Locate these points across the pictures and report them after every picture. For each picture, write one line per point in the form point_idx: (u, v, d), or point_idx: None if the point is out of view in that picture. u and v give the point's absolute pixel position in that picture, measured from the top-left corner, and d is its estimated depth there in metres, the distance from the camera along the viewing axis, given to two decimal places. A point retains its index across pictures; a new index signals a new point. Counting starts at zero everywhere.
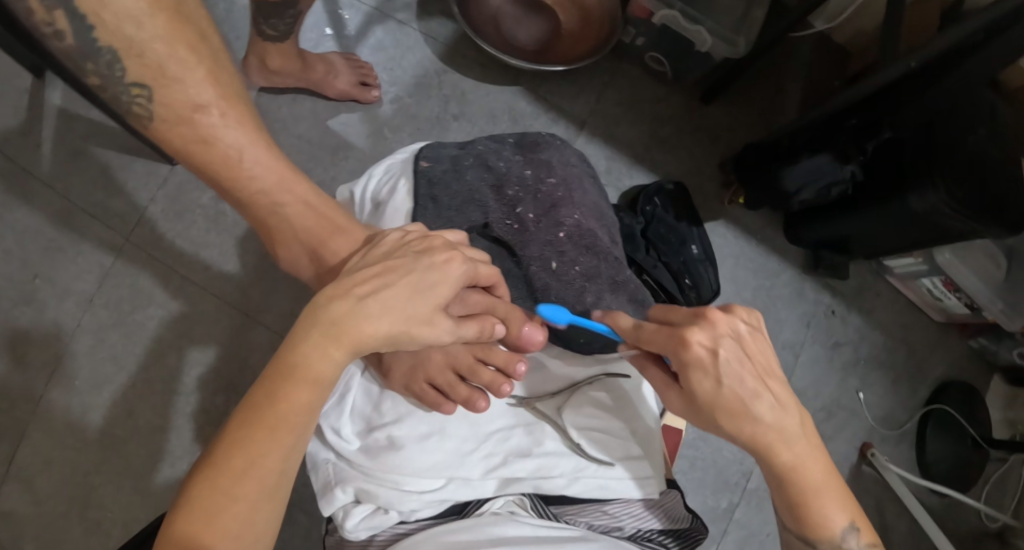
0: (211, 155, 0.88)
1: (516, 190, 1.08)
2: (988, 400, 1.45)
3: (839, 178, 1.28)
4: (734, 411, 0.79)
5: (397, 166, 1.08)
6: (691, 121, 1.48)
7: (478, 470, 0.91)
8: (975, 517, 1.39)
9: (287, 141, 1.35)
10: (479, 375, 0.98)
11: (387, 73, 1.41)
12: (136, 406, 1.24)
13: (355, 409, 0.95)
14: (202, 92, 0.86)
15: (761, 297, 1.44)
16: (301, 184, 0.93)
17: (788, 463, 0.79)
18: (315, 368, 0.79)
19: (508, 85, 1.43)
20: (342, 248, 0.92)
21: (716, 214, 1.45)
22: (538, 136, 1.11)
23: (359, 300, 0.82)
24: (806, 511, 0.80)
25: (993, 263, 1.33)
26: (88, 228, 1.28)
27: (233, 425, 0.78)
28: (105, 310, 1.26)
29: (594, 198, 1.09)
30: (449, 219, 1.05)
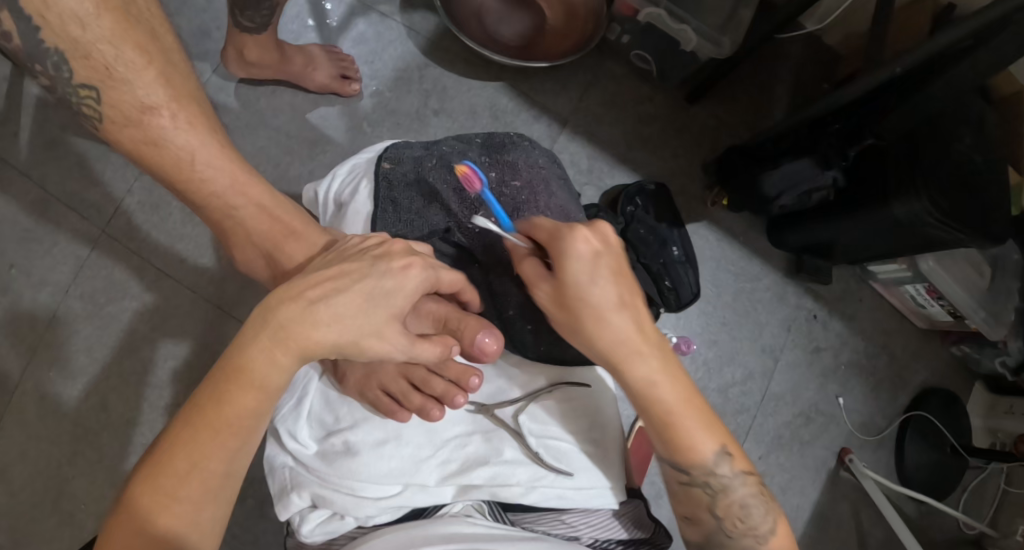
0: (161, 156, 0.91)
1: (479, 192, 1.09)
2: (968, 407, 1.44)
3: (820, 183, 1.27)
4: (591, 311, 0.86)
5: (360, 166, 1.13)
6: (676, 121, 1.46)
7: (434, 477, 0.93)
8: (951, 524, 1.38)
9: (265, 134, 1.34)
10: (433, 386, 0.97)
11: (368, 66, 1.39)
12: (110, 397, 1.23)
13: (312, 413, 0.97)
14: (152, 93, 0.89)
15: (742, 299, 1.43)
16: (256, 188, 0.96)
17: (641, 377, 0.86)
18: (260, 373, 0.83)
19: (490, 81, 1.42)
20: (297, 253, 0.98)
21: (699, 216, 1.44)
22: (505, 138, 1.14)
23: (310, 304, 0.85)
24: (672, 429, 0.86)
25: (977, 271, 1.32)
26: (63, 218, 1.27)
27: (179, 426, 0.81)
28: (80, 301, 1.25)
29: (561, 202, 1.09)
30: (408, 222, 1.07)
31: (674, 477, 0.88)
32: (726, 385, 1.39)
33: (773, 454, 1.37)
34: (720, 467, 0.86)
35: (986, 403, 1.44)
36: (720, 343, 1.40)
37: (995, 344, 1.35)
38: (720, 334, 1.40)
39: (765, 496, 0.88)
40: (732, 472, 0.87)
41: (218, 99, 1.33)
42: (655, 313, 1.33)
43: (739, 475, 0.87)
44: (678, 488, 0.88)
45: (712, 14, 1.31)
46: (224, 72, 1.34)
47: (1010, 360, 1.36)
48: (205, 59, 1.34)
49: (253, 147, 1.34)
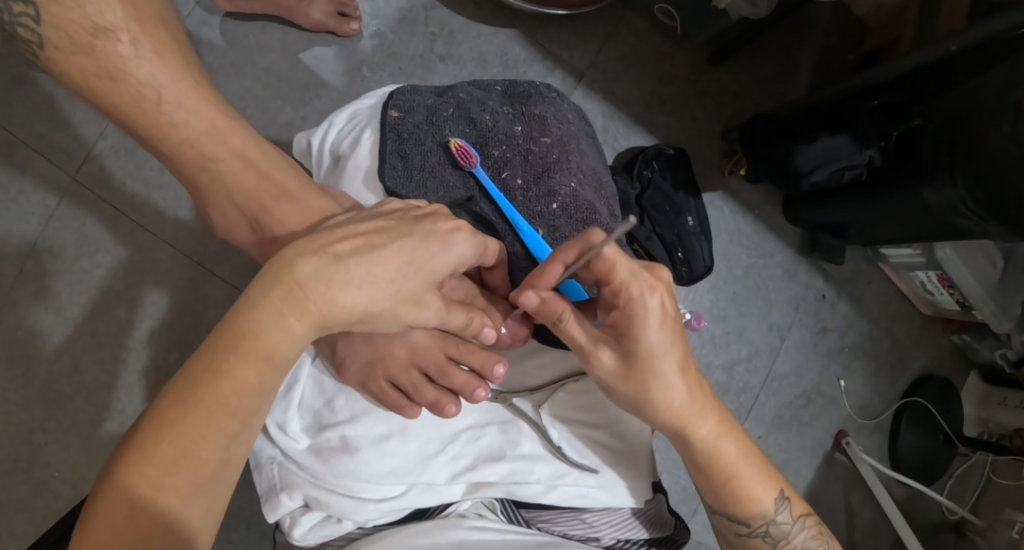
0: (121, 94, 0.74)
1: (502, 150, 0.94)
2: (963, 395, 1.42)
3: (856, 162, 1.18)
4: (663, 369, 0.76)
5: (362, 115, 0.94)
6: (696, 84, 1.37)
7: (444, 475, 0.83)
8: (936, 509, 1.39)
9: (253, 75, 1.21)
10: (451, 377, 0.88)
11: (367, 3, 1.26)
12: (82, 359, 1.14)
13: (304, 403, 0.87)
14: (108, 11, 0.71)
15: (752, 276, 1.38)
16: (237, 135, 0.80)
17: (705, 437, 0.79)
18: (268, 344, 0.70)
19: (502, 27, 1.30)
20: (290, 217, 0.82)
21: (715, 186, 1.37)
22: (529, 87, 0.98)
23: (337, 260, 0.72)
24: (735, 486, 0.80)
25: (989, 263, 1.26)
26: (28, 161, 1.15)
27: (168, 403, 0.69)
28: (49, 255, 1.15)
29: (591, 162, 0.98)
30: (422, 182, 0.90)
31: (728, 527, 0.83)
32: (730, 363, 1.35)
33: (773, 433, 1.35)
34: (781, 516, 0.82)
35: (980, 394, 1.42)
36: (728, 320, 1.36)
37: (997, 336, 1.33)
38: (729, 310, 1.36)
39: (822, 534, 0.85)
40: (792, 516, 0.82)
41: (201, 34, 1.19)
42: None
43: (798, 520, 0.82)
44: (736, 537, 0.83)
45: None
46: (208, 4, 1.20)
47: (1010, 353, 1.33)
48: None
49: (238, 90, 1.20)
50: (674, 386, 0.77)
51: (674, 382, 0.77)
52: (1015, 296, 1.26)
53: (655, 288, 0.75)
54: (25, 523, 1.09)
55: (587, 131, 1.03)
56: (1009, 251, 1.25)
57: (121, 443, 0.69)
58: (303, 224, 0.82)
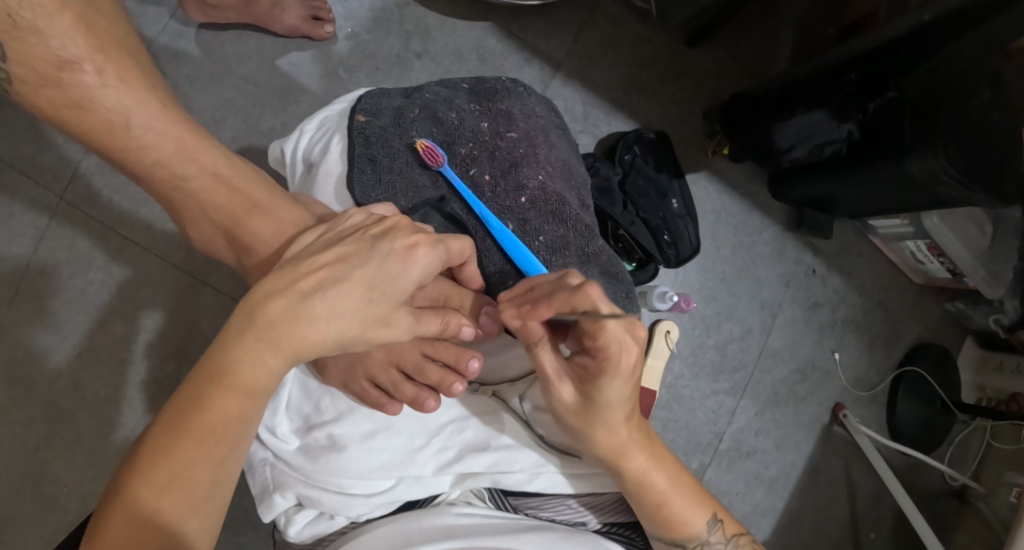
0: (91, 122, 0.74)
1: (469, 146, 0.95)
2: (959, 362, 1.42)
3: (835, 137, 1.19)
4: (613, 415, 0.79)
5: (332, 121, 0.96)
6: (675, 66, 1.36)
7: (430, 467, 0.85)
8: (937, 478, 1.39)
9: (231, 84, 1.22)
10: (427, 375, 0.88)
11: (341, 5, 1.26)
12: (83, 377, 1.16)
13: (292, 405, 0.89)
14: (69, 42, 0.72)
15: (741, 255, 1.38)
16: (206, 152, 0.80)
17: (636, 469, 0.81)
18: (247, 377, 0.72)
19: (476, 20, 1.30)
20: (263, 228, 0.82)
21: (698, 166, 1.37)
22: (496, 83, 0.99)
23: (303, 298, 0.73)
24: (667, 512, 0.82)
25: (978, 229, 1.24)
26: (16, 185, 1.17)
27: (160, 429, 0.71)
28: (42, 276, 1.16)
29: (560, 154, 0.98)
30: (391, 184, 0.91)
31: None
32: (723, 341, 1.36)
33: (768, 410, 1.37)
34: (713, 537, 0.84)
35: (976, 359, 1.41)
36: (718, 299, 1.37)
37: (988, 301, 1.32)
38: (719, 290, 1.37)
39: None
40: (724, 537, 0.84)
41: (177, 47, 1.21)
42: (655, 268, 1.29)
43: (731, 540, 0.84)
44: None
45: None
46: (183, 17, 1.21)
47: (1004, 319, 1.31)
48: (160, 3, 1.21)
49: (218, 99, 1.22)
50: (611, 425, 0.79)
51: (614, 423, 0.79)
52: (1005, 264, 1.23)
53: (633, 352, 0.75)
54: (37, 539, 1.12)
55: (557, 122, 1.03)
56: (998, 217, 1.21)
57: (118, 472, 0.71)
58: (275, 238, 0.83)
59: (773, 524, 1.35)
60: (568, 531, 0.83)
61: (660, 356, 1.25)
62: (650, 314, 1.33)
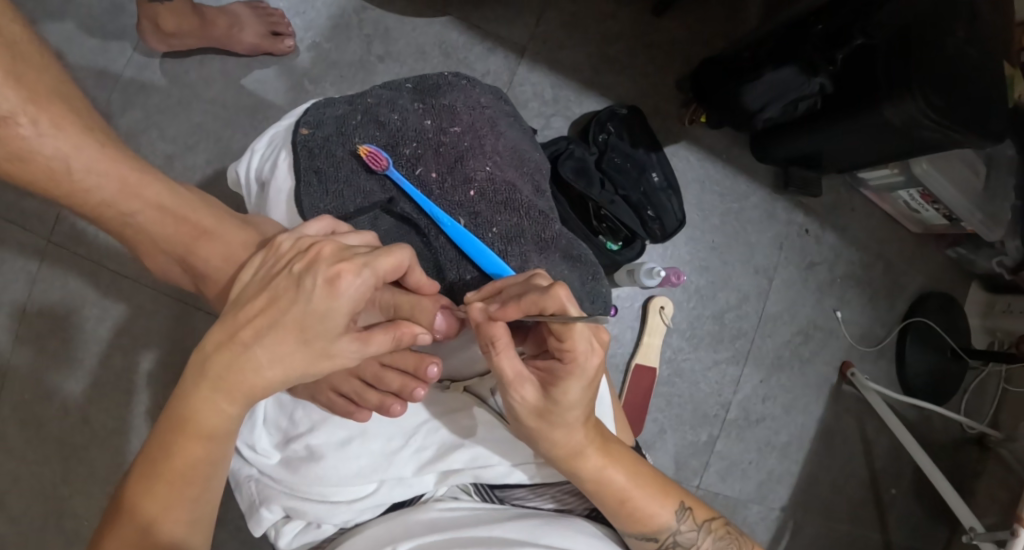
0: (32, 172, 0.77)
1: (414, 146, 1.01)
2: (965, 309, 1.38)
3: (806, 92, 1.16)
4: (566, 416, 0.79)
5: (279, 138, 1.03)
6: (644, 37, 1.33)
7: (410, 468, 0.90)
8: (956, 427, 1.36)
9: (200, 108, 1.24)
10: (388, 381, 0.92)
11: (299, 18, 1.27)
12: (91, 411, 1.19)
13: (268, 420, 0.95)
14: (1, 98, 0.74)
15: (730, 222, 1.35)
16: (149, 187, 0.83)
17: (594, 470, 0.82)
18: (207, 424, 0.77)
19: (435, 16, 1.30)
20: (213, 254, 0.86)
21: (677, 137, 1.34)
22: (438, 79, 1.05)
23: (245, 348, 0.76)
24: (631, 506, 0.84)
25: (971, 172, 1.21)
26: (5, 232, 1.19)
27: (135, 479, 0.76)
28: (41, 317, 1.19)
29: (509, 142, 1.06)
30: (338, 193, 0.98)
31: (636, 543, 0.87)
32: (721, 311, 1.34)
33: (774, 376, 1.35)
34: (683, 525, 0.87)
35: (984, 302, 1.38)
36: (711, 269, 1.35)
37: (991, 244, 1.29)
38: (710, 260, 1.35)
39: (730, 532, 0.90)
40: (692, 522, 0.87)
41: (143, 79, 1.22)
42: (641, 245, 1.28)
43: (701, 525, 0.88)
44: None
45: None
46: (146, 48, 1.22)
47: (1007, 260, 1.29)
48: (122, 38, 1.22)
49: (189, 125, 1.23)
50: (568, 429, 0.80)
51: (571, 426, 0.80)
52: (1003, 202, 1.20)
53: (598, 353, 0.77)
54: None
55: (507, 110, 1.10)
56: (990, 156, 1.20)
57: (106, 514, 0.77)
58: (226, 261, 0.86)
59: (790, 489, 1.33)
60: (553, 517, 0.86)
61: (656, 335, 1.31)
62: (642, 290, 1.33)
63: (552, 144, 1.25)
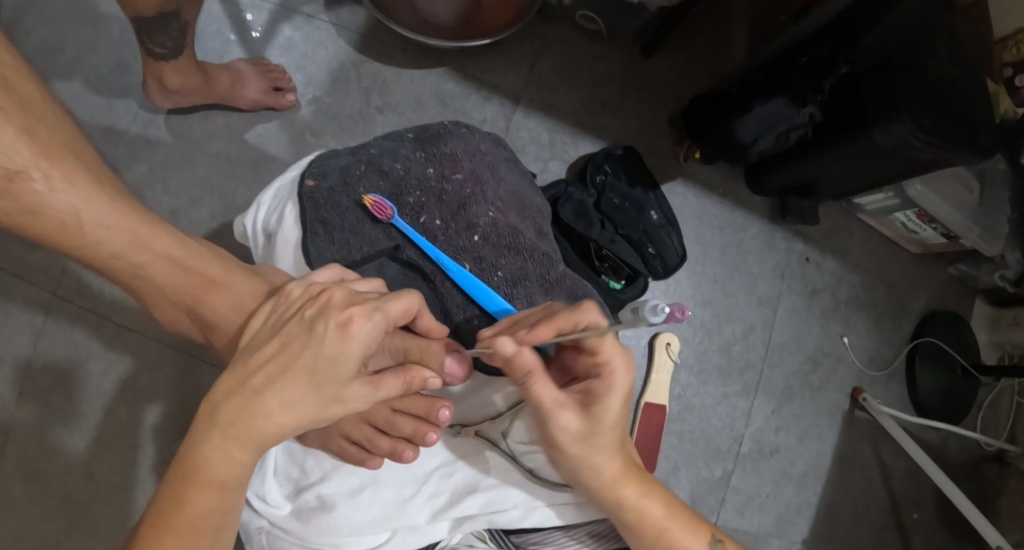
0: (45, 225, 0.79)
1: (417, 195, 1.03)
2: (973, 324, 1.39)
3: (796, 123, 1.19)
4: (605, 439, 0.79)
5: (284, 190, 1.04)
6: (635, 78, 1.37)
7: (424, 516, 0.89)
8: (975, 445, 1.35)
9: (205, 163, 1.26)
10: (400, 427, 0.90)
11: (299, 73, 1.31)
12: (95, 465, 1.18)
13: (279, 470, 0.93)
14: (15, 154, 0.76)
15: (730, 254, 1.36)
16: (159, 240, 0.85)
17: (628, 499, 0.80)
18: (218, 473, 0.75)
19: (432, 67, 1.34)
20: (220, 304, 0.87)
21: (673, 174, 1.36)
22: (438, 127, 1.08)
23: (256, 395, 0.75)
24: (668, 539, 0.81)
25: (965, 186, 1.23)
26: (10, 285, 1.20)
27: (144, 533, 0.74)
28: (46, 371, 1.19)
29: (510, 187, 1.08)
30: (345, 242, 1.00)
31: None
32: (727, 343, 1.34)
33: (785, 406, 1.34)
34: None
35: (989, 316, 1.39)
36: (715, 302, 1.35)
37: (992, 260, 1.31)
38: (714, 294, 1.35)
39: None
40: None
41: (149, 134, 1.25)
42: (644, 283, 1.28)
43: None
44: None
45: None
46: (151, 105, 1.25)
47: (1009, 273, 1.31)
48: (128, 96, 1.26)
49: (193, 179, 1.25)
50: (601, 453, 0.79)
51: (604, 449, 0.79)
52: (999, 214, 1.24)
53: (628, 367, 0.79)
54: None
55: (505, 155, 1.13)
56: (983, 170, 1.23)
57: None
58: (235, 311, 0.86)
59: (810, 521, 1.30)
60: None
61: (664, 371, 1.30)
62: (648, 327, 1.33)
63: (551, 188, 1.28)
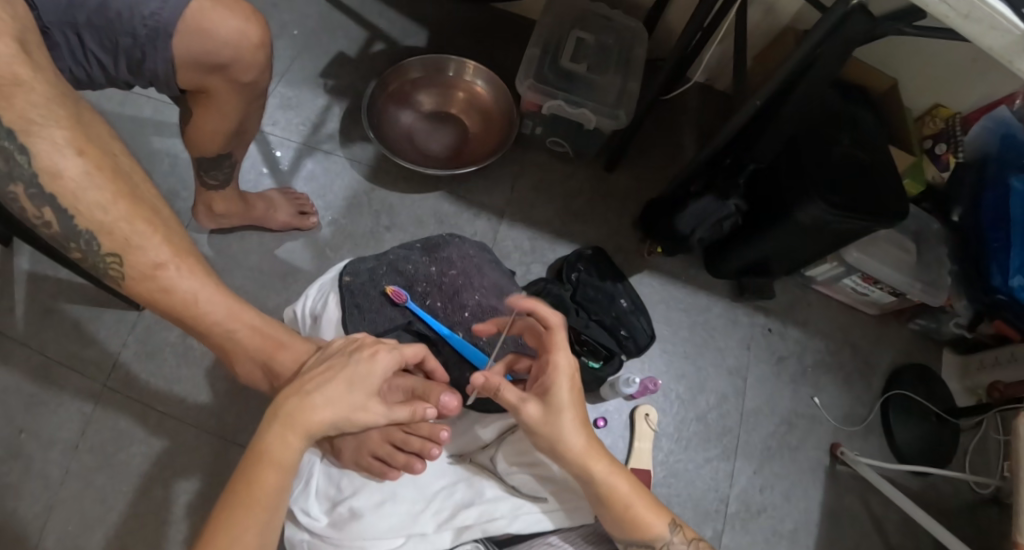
0: (173, 301, 0.97)
1: (424, 286, 1.25)
2: (944, 373, 1.54)
3: (727, 213, 1.40)
4: (565, 415, 0.96)
5: (326, 284, 1.22)
6: (602, 188, 1.63)
7: (431, 525, 1.01)
8: (966, 488, 1.45)
9: (240, 275, 1.48)
10: (411, 444, 1.06)
11: (320, 201, 1.55)
12: (130, 541, 1.29)
13: (320, 490, 1.06)
14: (158, 251, 0.96)
15: (698, 331, 1.53)
16: (247, 311, 1.02)
17: (597, 472, 0.95)
18: (278, 454, 0.90)
19: (430, 191, 1.59)
20: (287, 359, 1.04)
21: (640, 267, 1.57)
22: (438, 238, 1.30)
23: (307, 394, 0.94)
24: (633, 511, 0.94)
25: (903, 250, 1.44)
26: (65, 378, 1.37)
27: (220, 512, 0.87)
28: (91, 454, 1.33)
29: (492, 279, 1.27)
30: (372, 320, 1.19)
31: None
32: (704, 413, 1.46)
33: (766, 466, 1.44)
34: (675, 538, 0.95)
35: (959, 365, 1.54)
36: (688, 376, 1.49)
37: (944, 310, 1.50)
38: (685, 369, 1.49)
39: None
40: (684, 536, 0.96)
41: None
42: (619, 361, 1.43)
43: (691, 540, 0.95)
44: None
45: (604, 93, 1.53)
46: (196, 226, 1.49)
47: (962, 319, 1.49)
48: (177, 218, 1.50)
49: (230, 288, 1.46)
50: (563, 414, 0.96)
51: (566, 411, 0.97)
52: (937, 271, 1.44)
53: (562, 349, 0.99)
54: None
55: (490, 257, 1.32)
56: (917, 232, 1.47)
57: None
58: (295, 363, 1.04)
59: None
60: None
61: (646, 439, 1.40)
62: (627, 401, 1.45)
63: (533, 285, 1.47)
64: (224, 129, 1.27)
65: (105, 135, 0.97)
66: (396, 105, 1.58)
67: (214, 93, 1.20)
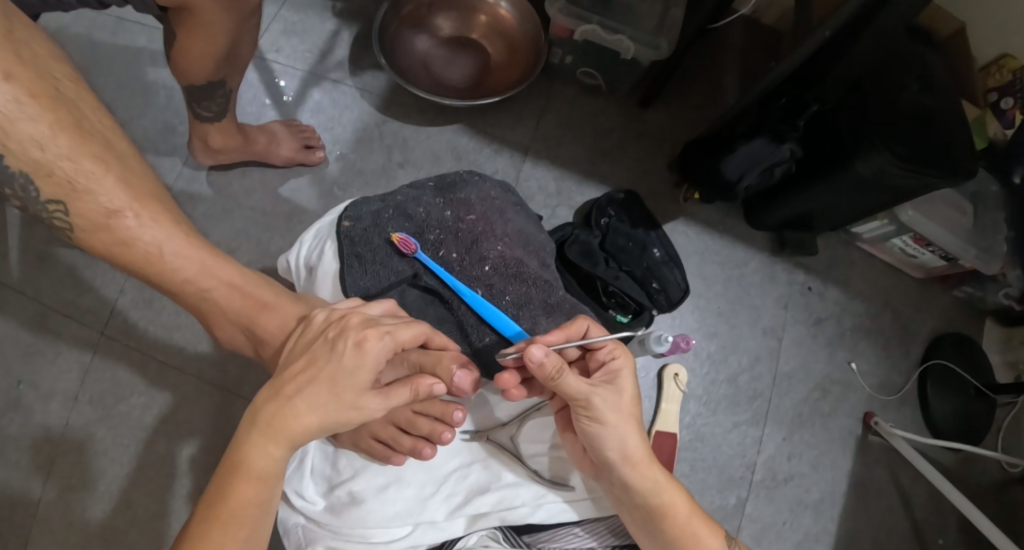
0: (134, 254, 0.89)
1: (437, 233, 1.13)
2: (984, 346, 1.44)
3: (780, 158, 1.26)
4: (629, 417, 0.91)
5: (324, 230, 1.13)
6: (635, 128, 1.49)
7: (442, 512, 0.94)
8: (996, 465, 1.38)
9: (242, 215, 1.38)
10: (419, 425, 0.99)
11: (328, 133, 1.43)
12: (133, 495, 1.24)
13: (316, 470, 0.99)
14: (113, 197, 0.87)
15: (733, 286, 1.43)
16: (224, 268, 0.94)
17: (660, 479, 0.90)
18: (256, 465, 0.81)
19: (447, 125, 1.46)
20: (270, 324, 0.95)
21: (675, 214, 1.45)
22: (455, 177, 1.18)
23: (289, 399, 0.83)
24: (694, 524, 0.90)
25: (959, 210, 1.32)
26: (61, 326, 1.30)
27: (192, 526, 0.80)
28: (91, 406, 1.28)
29: (516, 226, 1.17)
30: (376, 274, 1.08)
31: None
32: (735, 374, 1.38)
33: (796, 433, 1.37)
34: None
35: (1001, 337, 1.44)
36: (721, 335, 1.40)
37: (994, 278, 1.37)
38: (718, 326, 1.41)
39: None
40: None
41: (191, 190, 1.38)
42: (650, 316, 1.33)
43: None
44: None
45: (645, 18, 1.35)
46: (194, 163, 1.39)
47: (1013, 291, 1.36)
48: (173, 155, 1.39)
49: (232, 230, 1.37)
50: (604, 423, 0.90)
51: (607, 420, 0.90)
52: (994, 236, 1.31)
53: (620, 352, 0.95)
54: None
55: (514, 201, 1.21)
56: (976, 193, 1.34)
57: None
58: (281, 329, 0.95)
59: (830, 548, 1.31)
60: None
61: (673, 401, 1.33)
62: (655, 359, 1.37)
63: (557, 232, 1.36)
64: (212, 55, 1.13)
65: (49, 62, 0.87)
66: (411, 30, 1.43)
67: (199, 14, 1.06)
